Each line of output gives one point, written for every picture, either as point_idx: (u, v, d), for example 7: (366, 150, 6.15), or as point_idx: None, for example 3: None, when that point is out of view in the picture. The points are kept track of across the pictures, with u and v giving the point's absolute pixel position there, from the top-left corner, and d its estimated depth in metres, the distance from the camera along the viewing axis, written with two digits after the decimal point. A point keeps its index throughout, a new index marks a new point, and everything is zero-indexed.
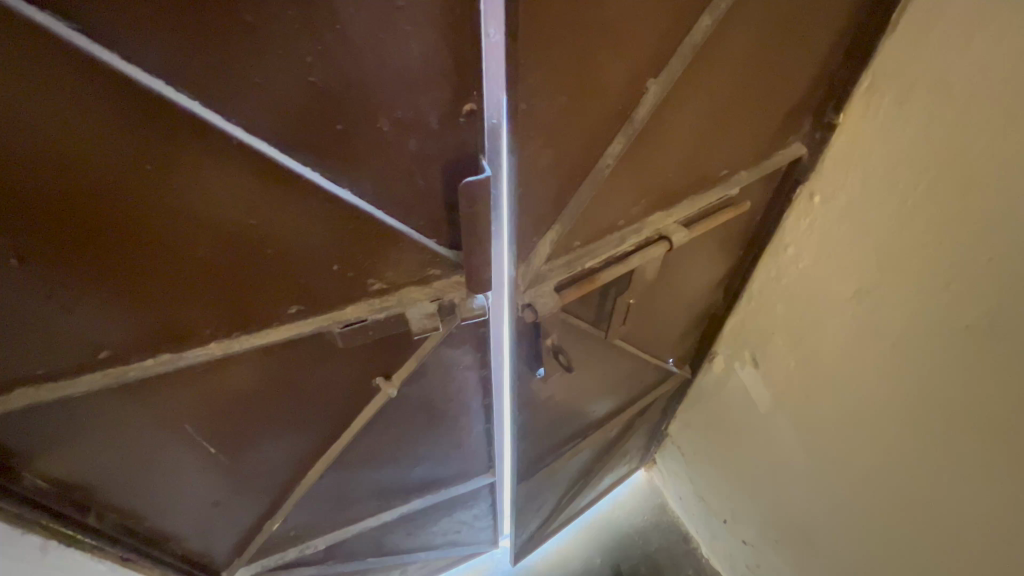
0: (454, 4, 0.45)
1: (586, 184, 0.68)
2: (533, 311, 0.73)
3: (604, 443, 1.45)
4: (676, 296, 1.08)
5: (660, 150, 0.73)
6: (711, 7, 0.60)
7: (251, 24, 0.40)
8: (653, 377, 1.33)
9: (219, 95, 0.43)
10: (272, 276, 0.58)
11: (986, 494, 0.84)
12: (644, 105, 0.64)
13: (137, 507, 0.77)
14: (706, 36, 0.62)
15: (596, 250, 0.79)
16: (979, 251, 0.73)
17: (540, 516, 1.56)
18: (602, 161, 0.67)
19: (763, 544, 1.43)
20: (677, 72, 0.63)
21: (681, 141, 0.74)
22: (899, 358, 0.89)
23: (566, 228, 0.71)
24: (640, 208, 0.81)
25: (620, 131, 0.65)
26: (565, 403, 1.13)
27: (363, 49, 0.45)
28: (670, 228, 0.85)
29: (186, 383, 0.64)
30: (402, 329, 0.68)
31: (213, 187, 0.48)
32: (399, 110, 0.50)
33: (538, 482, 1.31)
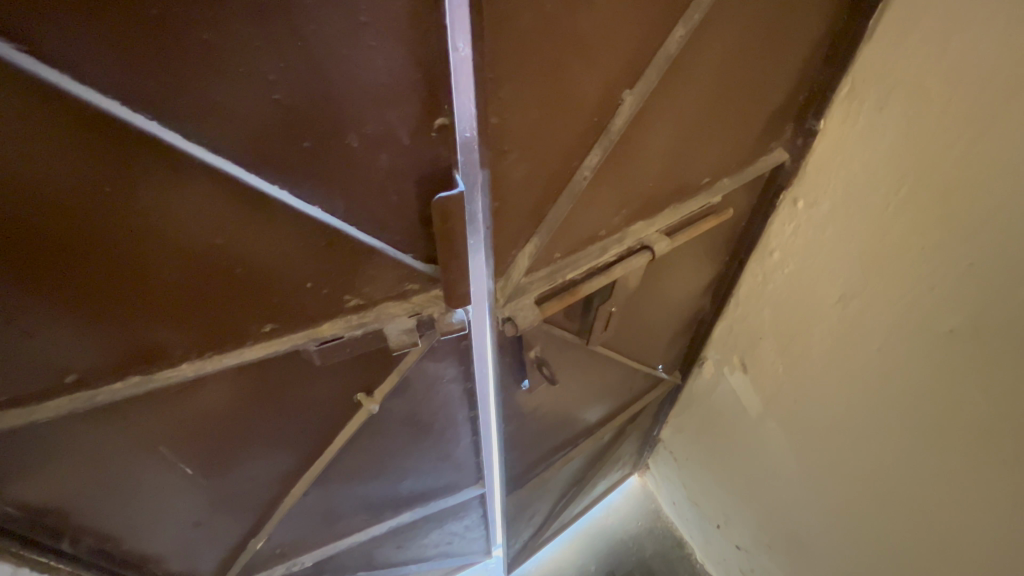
0: (420, 18, 0.44)
1: (565, 195, 0.67)
2: (514, 325, 0.73)
3: (595, 450, 1.44)
4: (663, 303, 1.07)
5: (639, 160, 0.73)
6: (686, 17, 0.60)
7: (209, 41, 0.39)
8: (642, 383, 1.33)
9: (179, 115, 0.42)
10: (243, 295, 0.57)
11: (974, 499, 0.84)
12: (620, 116, 0.63)
13: (114, 531, 0.75)
14: (680, 46, 0.61)
15: (578, 262, 0.78)
16: (960, 255, 0.74)
17: (533, 525, 1.54)
18: (579, 172, 0.66)
19: (757, 549, 1.43)
20: (653, 83, 0.62)
21: (660, 150, 0.74)
22: (885, 362, 0.89)
23: (545, 240, 0.70)
24: (621, 218, 0.80)
25: (597, 143, 0.65)
26: (553, 412, 1.12)
27: (329, 66, 0.44)
28: (652, 238, 0.84)
29: (158, 405, 0.62)
30: (381, 346, 0.67)
31: (179, 208, 0.47)
32: (369, 125, 0.49)
33: (529, 492, 1.30)
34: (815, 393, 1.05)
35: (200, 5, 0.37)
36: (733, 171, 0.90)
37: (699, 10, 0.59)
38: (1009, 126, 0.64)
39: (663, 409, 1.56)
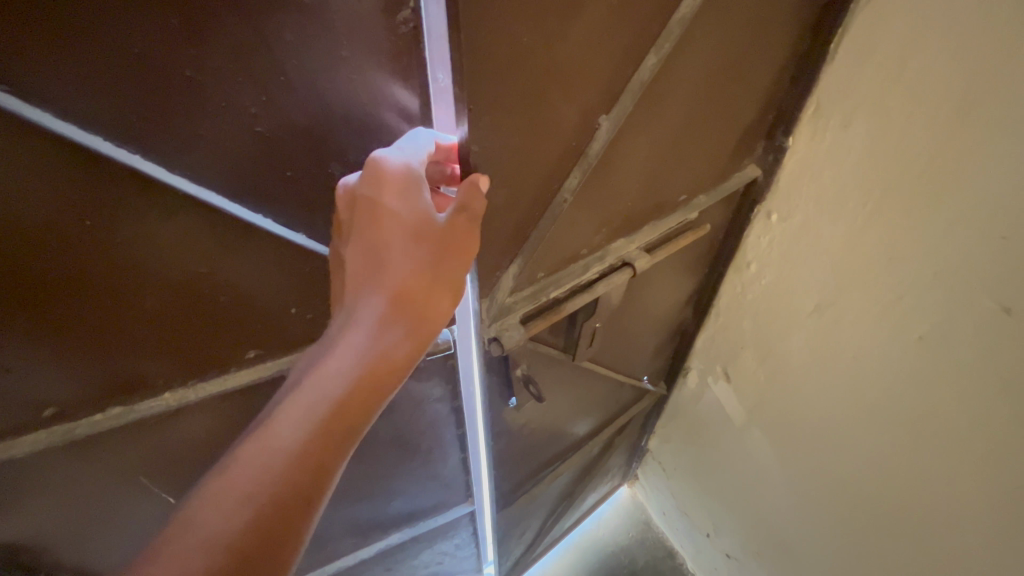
0: (400, 52, 0.45)
1: (547, 217, 0.69)
2: (499, 344, 0.74)
3: (584, 463, 1.44)
4: (645, 316, 1.09)
5: (618, 182, 0.75)
6: (657, 46, 0.62)
7: (192, 78, 0.40)
8: (628, 395, 1.34)
9: (163, 149, 0.42)
10: (228, 321, 0.57)
11: (958, 501, 0.87)
12: (598, 140, 0.66)
13: (92, 566, 0.73)
14: (654, 72, 0.63)
15: (561, 280, 0.80)
16: (924, 265, 0.77)
17: (524, 542, 1.53)
18: (560, 194, 0.68)
19: (746, 556, 1.44)
20: (628, 108, 0.64)
21: (638, 171, 0.76)
22: (859, 368, 0.92)
23: (527, 261, 0.72)
24: (602, 236, 0.82)
25: (576, 166, 0.67)
26: (541, 428, 1.12)
27: (310, 97, 0.45)
28: (632, 254, 0.87)
29: (140, 436, 0.61)
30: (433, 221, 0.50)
31: (165, 240, 0.48)
32: (351, 154, 0.51)
33: (520, 509, 1.29)
34: (797, 401, 1.07)
35: (186, 44, 0.38)
36: (710, 188, 0.92)
37: (670, 40, 0.62)
38: (965, 145, 0.68)
39: (649, 420, 1.57)
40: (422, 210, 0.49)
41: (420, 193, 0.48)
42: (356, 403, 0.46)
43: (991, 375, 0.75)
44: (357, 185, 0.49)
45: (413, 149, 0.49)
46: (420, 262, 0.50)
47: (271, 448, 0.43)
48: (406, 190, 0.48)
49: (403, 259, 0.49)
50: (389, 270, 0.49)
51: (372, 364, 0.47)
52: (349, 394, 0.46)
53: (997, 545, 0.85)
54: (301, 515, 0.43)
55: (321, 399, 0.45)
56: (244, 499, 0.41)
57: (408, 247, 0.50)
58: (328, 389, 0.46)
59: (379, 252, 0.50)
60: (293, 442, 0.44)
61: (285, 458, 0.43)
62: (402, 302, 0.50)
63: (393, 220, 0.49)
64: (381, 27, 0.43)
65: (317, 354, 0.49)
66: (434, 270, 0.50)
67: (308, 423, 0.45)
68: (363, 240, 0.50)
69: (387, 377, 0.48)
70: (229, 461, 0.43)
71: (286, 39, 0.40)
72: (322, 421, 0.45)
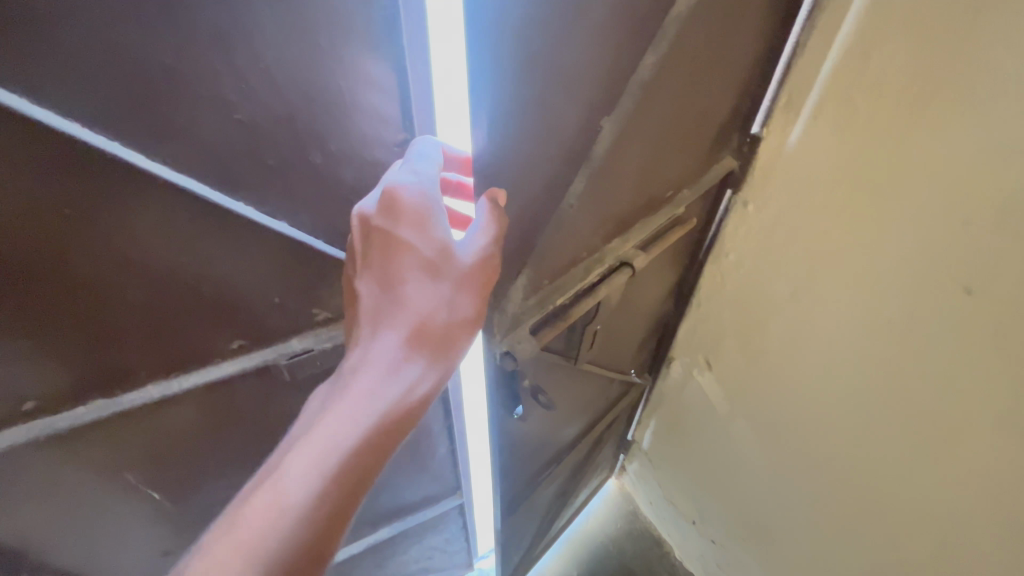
0: (379, 41, 0.46)
1: (552, 223, 0.70)
2: (512, 357, 0.76)
3: (577, 461, 1.46)
4: (634, 312, 1.10)
5: (617, 184, 0.77)
6: (653, 46, 0.63)
7: (171, 66, 0.40)
8: (616, 390, 1.36)
9: (143, 137, 0.43)
10: (211, 311, 0.58)
11: (929, 476, 0.90)
12: (600, 143, 0.67)
13: (75, 565, 0.73)
14: (652, 74, 0.64)
15: (565, 285, 0.82)
16: (892, 251, 0.80)
17: (523, 547, 1.52)
18: (566, 200, 0.69)
19: (731, 542, 1.47)
20: (628, 110, 0.66)
21: (632, 170, 0.77)
22: (833, 352, 0.95)
23: (534, 270, 0.73)
24: (600, 238, 0.84)
25: (580, 171, 0.68)
26: (540, 433, 1.12)
27: (289, 86, 0.45)
28: (629, 254, 0.88)
29: (124, 430, 0.61)
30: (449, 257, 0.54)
31: (146, 228, 0.48)
32: (332, 142, 0.52)
33: (521, 513, 1.29)
34: (776, 386, 1.10)
35: (164, 31, 0.38)
36: (693, 181, 0.94)
37: (665, 38, 0.63)
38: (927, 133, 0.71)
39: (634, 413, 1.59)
40: (438, 244, 0.53)
41: (435, 227, 0.53)
42: (367, 450, 0.49)
43: (955, 354, 0.78)
44: (374, 217, 0.53)
45: (427, 170, 0.52)
46: (435, 297, 0.54)
47: (281, 500, 0.45)
48: (422, 223, 0.52)
49: (418, 294, 0.53)
50: (406, 310, 0.53)
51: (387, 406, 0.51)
52: (362, 440, 0.49)
53: (965, 516, 0.89)
54: (310, 566, 0.46)
55: (332, 449, 0.48)
56: (251, 556, 0.43)
57: (423, 287, 0.54)
58: (339, 435, 0.49)
59: (396, 291, 0.53)
60: (304, 493, 0.46)
61: (294, 512, 0.45)
62: (417, 342, 0.53)
63: (409, 253, 0.53)
64: (360, 16, 0.44)
65: (331, 390, 0.52)
66: (448, 312, 0.54)
67: (319, 474, 0.47)
68: (379, 274, 0.53)
69: (401, 419, 0.51)
70: (239, 512, 0.45)
71: (265, 29, 0.41)
72: (334, 469, 0.47)
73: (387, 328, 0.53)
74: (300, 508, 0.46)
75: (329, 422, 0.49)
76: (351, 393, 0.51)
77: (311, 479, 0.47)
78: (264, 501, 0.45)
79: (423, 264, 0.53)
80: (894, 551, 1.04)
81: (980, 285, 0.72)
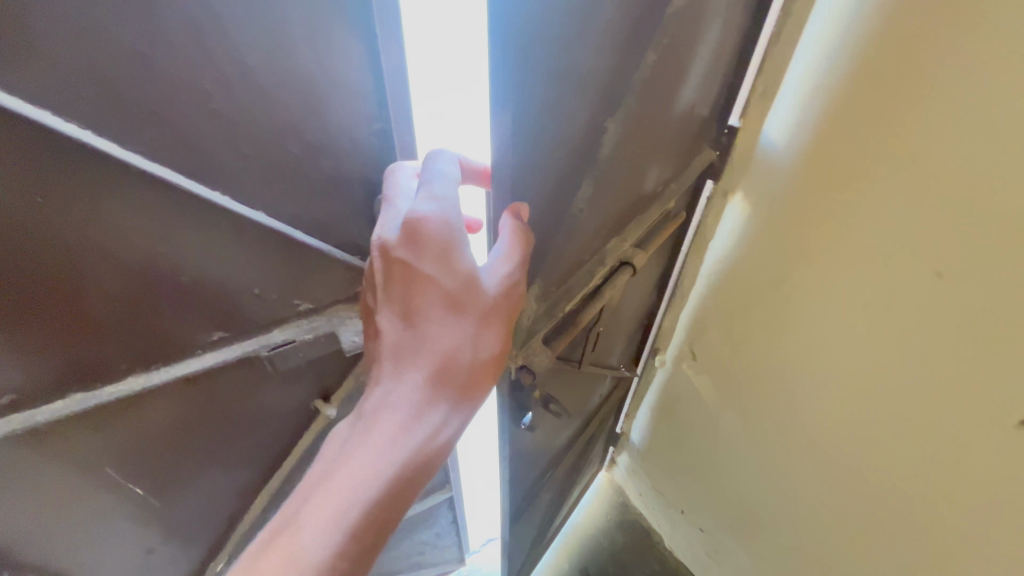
0: (352, 28, 0.46)
1: (565, 228, 0.72)
2: (528, 371, 0.76)
3: (571, 461, 1.46)
4: (627, 309, 1.11)
5: (617, 183, 0.77)
6: (654, 44, 0.63)
7: (143, 53, 0.40)
8: (607, 387, 1.37)
9: (115, 125, 0.43)
10: (190, 302, 0.58)
11: (905, 457, 0.92)
12: (607, 143, 0.67)
13: (59, 564, 0.73)
14: (651, 71, 0.65)
15: (572, 291, 0.82)
16: (865, 238, 0.81)
17: (524, 554, 1.50)
18: (575, 206, 0.70)
19: (719, 529, 1.49)
20: (631, 109, 0.66)
21: (631, 168, 0.78)
22: (811, 338, 0.96)
23: (545, 280, 0.74)
24: (599, 238, 0.85)
25: (589, 175, 0.69)
26: (542, 439, 1.12)
27: (263, 74, 0.46)
28: (629, 253, 0.89)
29: (103, 424, 0.61)
30: (473, 291, 0.58)
31: (120, 216, 0.48)
32: (309, 131, 0.52)
33: (523, 519, 1.28)
34: (758, 374, 1.11)
35: (135, 18, 0.38)
36: (679, 173, 0.95)
37: (664, 36, 0.63)
38: (895, 120, 0.72)
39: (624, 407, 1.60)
40: (461, 280, 0.57)
41: (460, 261, 0.56)
42: (387, 494, 0.54)
43: (925, 336, 0.80)
44: (400, 251, 0.56)
45: (447, 197, 0.54)
46: (458, 332, 0.58)
47: (303, 551, 0.50)
48: (446, 258, 0.56)
49: (442, 329, 0.58)
50: (431, 347, 0.58)
51: (408, 448, 0.55)
52: (383, 485, 0.54)
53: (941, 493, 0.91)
54: None
55: (355, 502, 0.52)
56: None
57: (448, 324, 0.58)
58: (359, 482, 0.53)
59: (422, 328, 0.58)
60: (324, 542, 0.51)
61: (316, 560, 0.50)
62: (441, 379, 0.58)
63: (435, 289, 0.57)
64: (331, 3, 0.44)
65: (357, 430, 0.56)
66: (471, 349, 0.59)
67: (342, 523, 0.52)
68: (405, 311, 0.58)
69: (422, 459, 0.56)
70: (260, 565, 0.50)
71: (234, 17, 0.41)
72: (354, 516, 0.52)
73: (412, 366, 0.58)
74: (322, 557, 0.50)
75: (349, 469, 0.54)
76: (376, 435, 0.55)
77: (332, 527, 0.51)
78: (288, 552, 0.50)
79: (446, 302, 0.57)
80: (874, 533, 1.06)
81: (950, 268, 0.73)
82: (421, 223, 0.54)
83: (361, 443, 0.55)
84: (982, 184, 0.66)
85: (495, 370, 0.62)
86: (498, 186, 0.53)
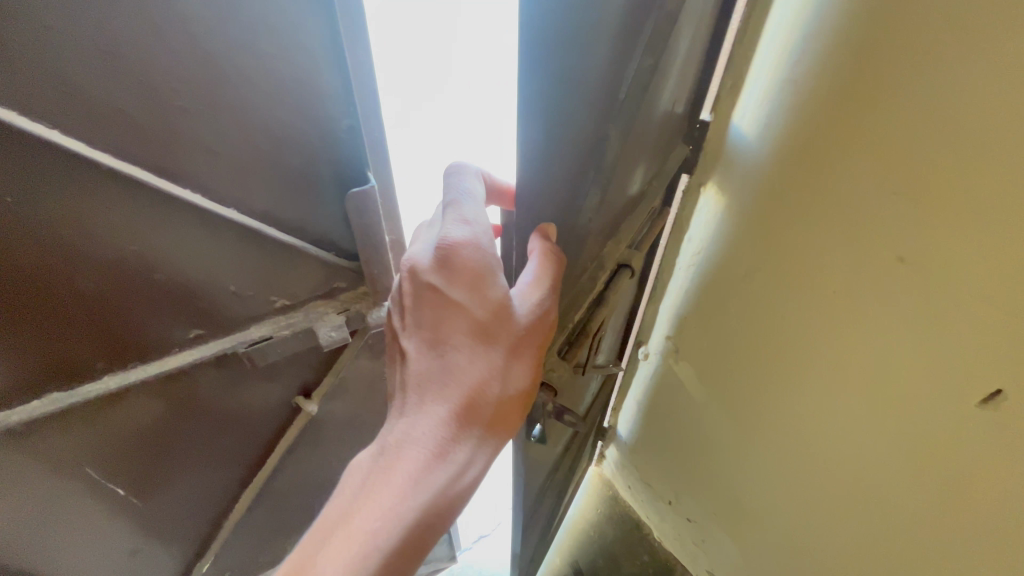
0: (301, 26, 0.49)
1: (574, 238, 0.65)
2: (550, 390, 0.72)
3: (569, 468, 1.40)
4: (620, 313, 1.05)
5: (621, 183, 0.70)
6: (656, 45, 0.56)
7: (108, 52, 0.45)
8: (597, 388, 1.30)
9: (85, 127, 0.48)
10: (163, 298, 0.62)
11: (879, 455, 0.84)
12: (612, 150, 0.59)
13: (49, 553, 0.78)
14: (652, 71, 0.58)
15: (577, 301, 0.76)
16: (848, 220, 0.70)
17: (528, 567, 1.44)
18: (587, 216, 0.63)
19: (709, 521, 1.40)
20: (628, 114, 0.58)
21: (631, 165, 0.69)
22: (792, 325, 0.86)
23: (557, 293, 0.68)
24: (598, 242, 0.78)
25: (597, 185, 0.60)
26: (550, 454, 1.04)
27: (228, 76, 0.49)
28: (626, 255, 0.82)
29: (83, 422, 0.67)
30: (507, 320, 0.53)
31: (93, 217, 0.54)
32: (273, 131, 0.55)
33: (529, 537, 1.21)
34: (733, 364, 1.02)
35: (101, 25, 0.44)
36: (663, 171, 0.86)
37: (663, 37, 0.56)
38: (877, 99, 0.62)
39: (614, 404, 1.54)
40: (493, 307, 0.52)
41: (494, 287, 0.51)
42: (408, 538, 0.51)
43: (920, 321, 0.69)
44: (431, 274, 0.52)
45: (479, 218, 0.51)
46: (488, 365, 0.54)
47: None
48: (480, 288, 0.51)
49: (471, 360, 0.53)
50: (458, 381, 0.53)
51: (431, 491, 0.52)
52: (405, 530, 0.51)
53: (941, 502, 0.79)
54: None
55: (374, 550, 0.49)
56: None
57: (477, 357, 0.53)
58: (379, 527, 0.51)
59: (450, 359, 0.54)
60: None
61: None
62: (468, 415, 0.54)
63: (466, 316, 0.52)
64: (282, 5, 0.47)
65: (378, 467, 0.53)
66: (499, 384, 0.55)
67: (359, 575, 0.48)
68: (433, 339, 0.54)
69: (448, 501, 0.53)
70: None
71: (184, 8, 0.45)
72: (373, 567, 0.49)
73: (438, 399, 0.54)
74: None
75: (369, 513, 0.51)
76: (398, 474, 0.52)
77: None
78: None
79: (476, 330, 0.53)
80: (860, 535, 0.95)
81: (912, 252, 0.65)
82: (455, 250, 0.50)
83: (383, 483, 0.52)
84: (964, 158, 0.57)
85: (523, 404, 0.58)
86: (524, 208, 0.47)
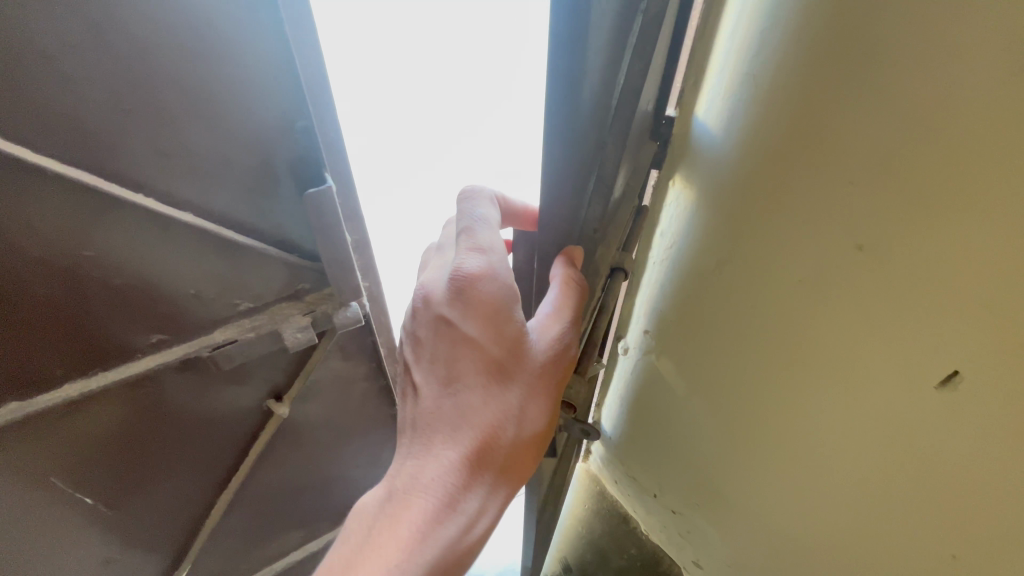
0: (245, 30, 0.53)
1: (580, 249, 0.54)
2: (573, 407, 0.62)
3: None
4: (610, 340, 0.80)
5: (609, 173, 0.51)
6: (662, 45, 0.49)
7: (51, 54, 0.48)
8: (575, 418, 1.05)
9: (30, 132, 0.50)
10: (123, 302, 0.64)
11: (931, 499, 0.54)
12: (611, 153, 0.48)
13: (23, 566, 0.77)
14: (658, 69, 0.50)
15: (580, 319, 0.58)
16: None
17: None
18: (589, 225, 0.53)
19: (690, 512, 1.27)
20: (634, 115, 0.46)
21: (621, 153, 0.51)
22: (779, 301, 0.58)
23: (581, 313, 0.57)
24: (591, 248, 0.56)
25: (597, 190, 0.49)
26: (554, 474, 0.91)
27: (172, 77, 0.52)
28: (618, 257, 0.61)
29: (45, 430, 0.67)
30: (522, 356, 0.52)
31: (44, 223, 0.55)
32: (224, 130, 0.58)
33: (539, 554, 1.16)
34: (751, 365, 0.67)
35: (45, 34, 0.47)
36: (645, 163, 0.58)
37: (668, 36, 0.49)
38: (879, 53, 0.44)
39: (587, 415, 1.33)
40: (508, 344, 0.51)
41: (510, 323, 0.51)
42: None
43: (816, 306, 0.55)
44: (446, 309, 0.53)
45: (496, 252, 0.52)
46: (502, 405, 0.52)
47: None
48: (496, 323, 0.51)
49: (485, 399, 0.52)
50: (472, 422, 0.52)
51: (439, 539, 0.51)
52: None
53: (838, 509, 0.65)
54: None
55: None
56: None
57: (492, 395, 0.52)
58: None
59: (462, 398, 0.53)
60: None
61: None
62: (481, 458, 0.52)
63: (480, 352, 0.52)
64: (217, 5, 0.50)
65: (385, 513, 0.52)
66: (514, 425, 0.53)
67: None
68: (447, 376, 0.54)
69: (459, 549, 0.52)
70: None
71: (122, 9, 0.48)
72: None
73: (449, 441, 0.53)
74: None
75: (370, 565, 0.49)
76: (406, 522, 0.51)
77: None
78: None
79: (491, 368, 0.52)
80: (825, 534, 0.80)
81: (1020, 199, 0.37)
82: (471, 283, 0.51)
83: (389, 532, 0.51)
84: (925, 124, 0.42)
85: (539, 448, 0.55)
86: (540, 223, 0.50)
